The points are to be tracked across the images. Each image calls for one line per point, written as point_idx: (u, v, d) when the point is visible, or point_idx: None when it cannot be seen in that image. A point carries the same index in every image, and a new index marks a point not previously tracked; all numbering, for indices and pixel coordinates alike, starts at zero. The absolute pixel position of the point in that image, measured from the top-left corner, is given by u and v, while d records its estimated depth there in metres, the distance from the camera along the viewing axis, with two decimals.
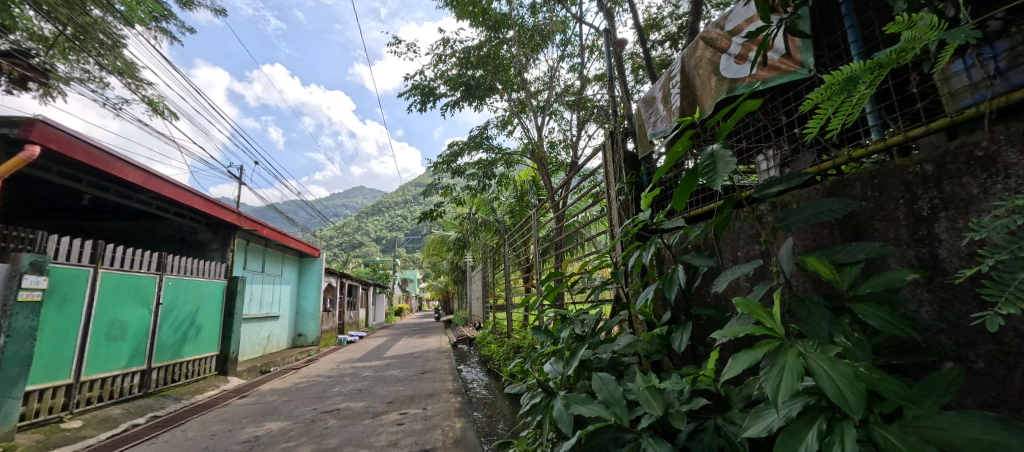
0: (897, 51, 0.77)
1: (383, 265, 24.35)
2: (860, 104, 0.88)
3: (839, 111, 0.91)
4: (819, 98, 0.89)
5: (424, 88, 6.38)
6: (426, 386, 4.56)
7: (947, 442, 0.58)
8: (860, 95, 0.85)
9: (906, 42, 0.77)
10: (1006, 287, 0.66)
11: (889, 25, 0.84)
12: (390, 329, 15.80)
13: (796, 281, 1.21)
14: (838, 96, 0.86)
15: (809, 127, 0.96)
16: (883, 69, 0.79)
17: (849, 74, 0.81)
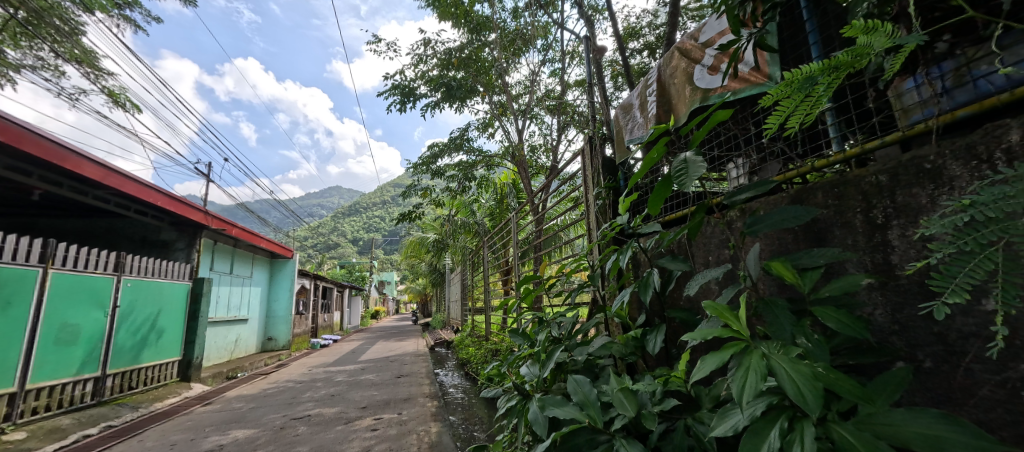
0: (852, 54, 0.82)
1: (359, 267, 23.87)
2: (817, 104, 0.92)
3: (798, 110, 0.94)
4: (778, 97, 0.91)
5: (404, 88, 6.31)
6: (402, 390, 4.49)
7: (898, 437, 0.62)
8: (819, 95, 0.89)
9: (861, 47, 0.82)
10: (954, 279, 0.69)
11: (848, 28, 0.86)
12: (366, 333, 15.46)
13: (763, 285, 1.26)
14: (797, 94, 0.89)
15: (768, 123, 0.98)
16: (839, 71, 0.84)
17: (807, 73, 0.85)
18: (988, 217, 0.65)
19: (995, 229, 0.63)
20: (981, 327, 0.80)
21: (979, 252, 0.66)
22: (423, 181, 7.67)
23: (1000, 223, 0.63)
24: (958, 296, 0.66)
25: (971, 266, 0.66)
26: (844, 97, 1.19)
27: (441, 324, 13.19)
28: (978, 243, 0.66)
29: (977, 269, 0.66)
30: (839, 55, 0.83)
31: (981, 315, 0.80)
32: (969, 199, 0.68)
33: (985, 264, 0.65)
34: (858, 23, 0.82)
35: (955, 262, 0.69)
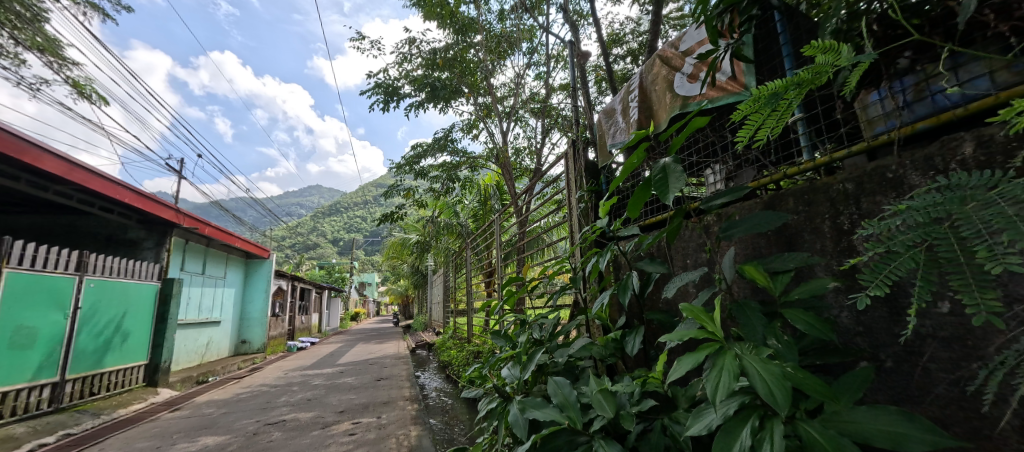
0: (812, 72, 0.85)
1: (340, 267, 23.41)
2: (784, 118, 0.95)
3: (766, 125, 0.97)
4: (748, 111, 0.94)
5: (387, 87, 6.24)
6: (382, 393, 4.42)
7: (860, 434, 0.65)
8: (784, 111, 0.92)
9: (819, 66, 0.85)
10: (876, 273, 0.69)
11: (805, 48, 0.87)
12: (345, 336, 15.17)
13: (737, 288, 1.30)
14: (763, 109, 0.92)
15: (740, 136, 1.00)
16: (802, 88, 0.87)
17: (773, 89, 0.88)
18: (920, 221, 0.65)
19: (920, 233, 0.64)
20: (937, 328, 0.84)
21: (903, 252, 0.66)
22: (406, 181, 7.59)
23: (925, 227, 0.64)
24: (881, 291, 0.67)
25: (895, 264, 0.67)
26: (815, 108, 1.24)
27: (422, 326, 13.06)
28: (904, 244, 0.66)
29: (898, 266, 0.66)
30: (800, 72, 0.86)
31: (938, 317, 0.84)
32: (903, 204, 0.68)
33: (908, 263, 0.66)
34: (817, 43, 0.85)
35: (880, 259, 0.69)
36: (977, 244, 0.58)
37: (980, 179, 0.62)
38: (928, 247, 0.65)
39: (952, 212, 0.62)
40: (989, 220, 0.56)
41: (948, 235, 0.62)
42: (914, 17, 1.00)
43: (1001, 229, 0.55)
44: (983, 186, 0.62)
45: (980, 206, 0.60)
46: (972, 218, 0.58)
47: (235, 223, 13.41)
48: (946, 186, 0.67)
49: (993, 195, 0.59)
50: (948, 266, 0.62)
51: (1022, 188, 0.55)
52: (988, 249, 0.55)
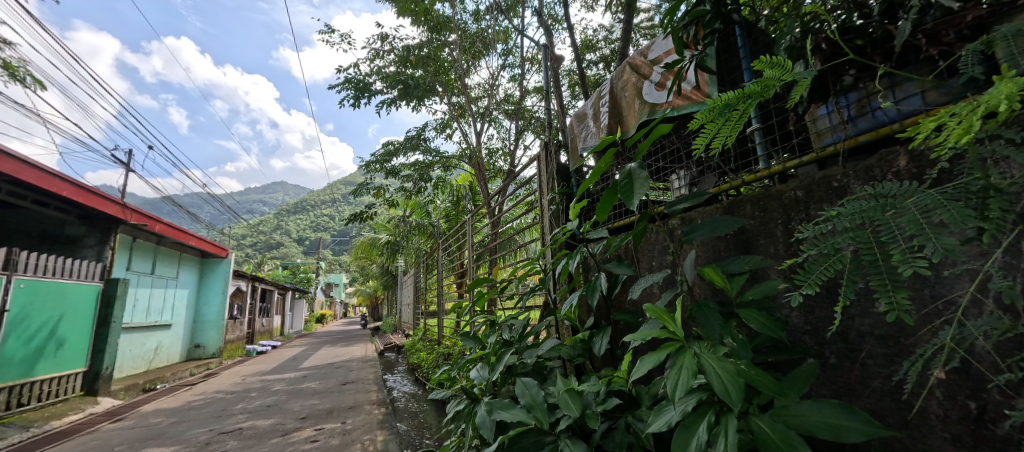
0: (761, 85, 0.90)
1: (305, 268, 22.56)
2: (736, 129, 0.99)
3: (720, 135, 1.01)
4: (703, 120, 0.97)
5: (358, 83, 6.09)
6: (347, 398, 4.29)
7: (806, 427, 0.69)
8: (736, 121, 0.97)
9: (767, 80, 0.89)
10: (807, 274, 0.73)
11: (755, 61, 0.90)
12: (310, 338, 14.62)
13: (699, 289, 1.35)
14: (716, 119, 0.95)
15: (696, 144, 1.04)
16: (751, 99, 0.91)
17: (725, 100, 0.92)
18: (848, 226, 0.69)
19: (848, 236, 0.69)
20: (874, 327, 0.91)
21: (831, 255, 0.71)
22: (376, 180, 7.42)
23: (850, 231, 0.69)
24: (811, 289, 0.71)
25: (824, 266, 0.72)
26: (771, 119, 1.31)
27: (392, 328, 12.78)
28: (833, 247, 0.71)
29: (825, 267, 0.71)
30: (750, 85, 0.90)
31: (875, 317, 0.91)
32: (835, 211, 0.72)
33: (837, 265, 0.70)
34: (767, 58, 0.88)
35: (812, 261, 0.73)
36: (894, 248, 0.63)
37: (898, 188, 0.67)
38: (852, 251, 0.70)
39: (874, 219, 0.67)
40: (906, 228, 0.62)
41: (870, 240, 0.67)
42: (858, 38, 1.10)
43: (916, 236, 0.60)
44: (901, 195, 0.67)
45: (897, 213, 0.65)
46: (893, 224, 0.63)
47: (190, 220, 12.65)
48: (872, 195, 0.72)
49: (908, 203, 0.64)
50: (869, 268, 0.67)
51: (931, 198, 0.61)
52: (902, 253, 0.61)
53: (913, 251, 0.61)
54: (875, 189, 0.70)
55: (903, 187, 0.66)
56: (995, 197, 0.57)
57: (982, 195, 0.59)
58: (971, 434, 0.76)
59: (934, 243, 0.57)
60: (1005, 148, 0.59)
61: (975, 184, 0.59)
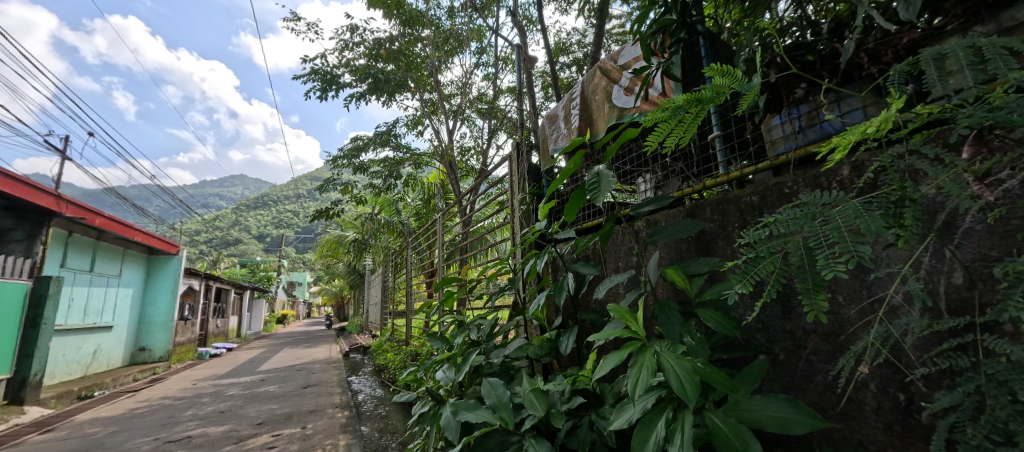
0: (712, 92, 0.94)
1: (265, 266, 21.57)
2: (690, 126, 1.01)
3: (673, 134, 1.03)
4: (659, 127, 1.01)
5: (325, 74, 5.87)
6: (308, 402, 4.13)
7: (756, 421, 0.73)
8: (687, 122, 0.99)
9: (717, 87, 0.94)
10: (741, 274, 0.75)
11: (709, 67, 0.94)
12: (270, 340, 13.98)
13: (661, 289, 1.39)
14: (669, 120, 0.98)
15: (649, 142, 1.05)
16: (703, 104, 0.95)
17: (674, 104, 0.95)
18: (781, 231, 0.73)
19: (782, 242, 0.72)
20: (819, 324, 0.96)
21: (765, 256, 0.73)
22: (343, 176, 7.21)
23: (783, 236, 0.73)
24: (746, 289, 0.73)
25: (759, 266, 0.73)
26: (730, 128, 1.37)
27: (358, 328, 12.46)
28: (766, 249, 0.73)
29: (760, 269, 0.73)
30: (702, 91, 0.94)
31: (819, 316, 0.96)
32: (772, 217, 0.76)
33: (768, 266, 0.72)
34: (716, 66, 0.93)
35: (748, 262, 0.75)
36: (819, 254, 0.67)
37: (826, 199, 0.71)
38: (780, 254, 0.73)
39: (805, 226, 0.71)
40: (832, 236, 0.66)
41: (800, 245, 0.71)
42: (808, 54, 1.18)
43: (840, 244, 0.65)
44: (830, 203, 0.71)
45: (824, 221, 0.69)
46: (821, 232, 0.68)
47: (137, 214, 11.81)
48: (806, 204, 0.76)
49: (834, 213, 0.68)
50: (797, 271, 0.72)
51: (851, 209, 0.66)
52: (825, 259, 0.66)
53: (834, 257, 0.66)
54: (808, 199, 0.74)
55: (832, 196, 0.71)
56: (911, 208, 0.63)
57: (900, 205, 0.64)
58: (900, 423, 0.82)
59: (857, 250, 0.62)
60: (925, 163, 0.65)
61: (894, 196, 0.65)
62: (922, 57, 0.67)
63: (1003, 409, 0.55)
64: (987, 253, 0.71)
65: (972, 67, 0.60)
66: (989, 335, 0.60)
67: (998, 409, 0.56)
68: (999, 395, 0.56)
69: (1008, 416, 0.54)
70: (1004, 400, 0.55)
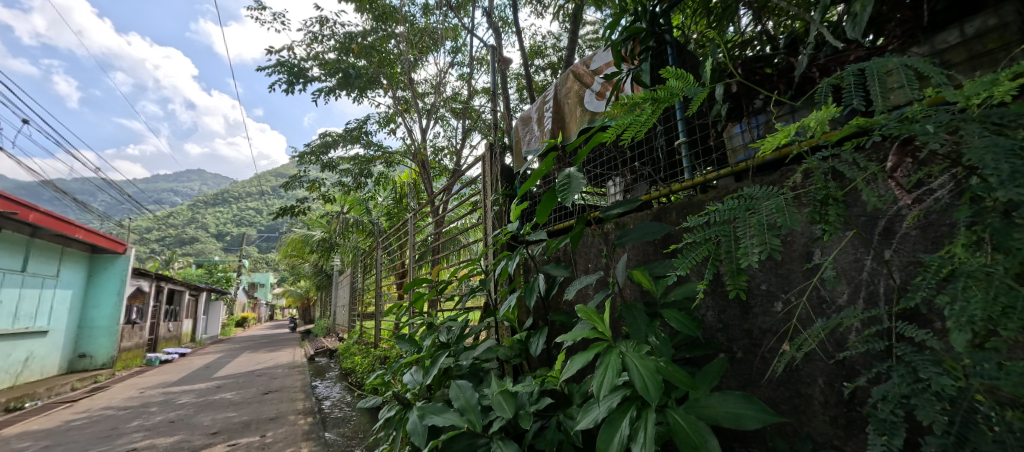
0: (669, 92, 0.96)
1: (224, 266, 20.50)
2: (648, 126, 1.02)
3: (634, 134, 1.04)
4: (619, 129, 1.02)
5: (292, 67, 5.65)
6: (268, 408, 3.96)
7: (714, 417, 0.76)
8: (645, 125, 1.01)
9: (669, 88, 0.96)
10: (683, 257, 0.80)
11: (664, 69, 0.97)
12: (228, 344, 13.28)
13: (629, 291, 1.41)
14: (628, 120, 0.99)
15: (606, 139, 1.06)
16: (658, 104, 0.97)
17: (632, 101, 0.97)
18: (719, 219, 0.75)
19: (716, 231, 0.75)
20: (773, 323, 1.01)
21: (702, 242, 0.78)
22: (310, 173, 6.96)
23: (719, 226, 0.76)
24: (683, 270, 0.78)
25: (696, 252, 0.78)
26: (694, 135, 1.42)
27: (324, 331, 12.06)
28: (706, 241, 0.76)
29: (697, 252, 0.78)
30: (658, 89, 0.95)
31: (774, 315, 1.01)
32: (713, 207, 0.78)
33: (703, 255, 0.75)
34: (672, 68, 0.95)
35: (689, 249, 0.80)
36: (746, 243, 0.71)
37: (762, 192, 0.73)
38: (718, 244, 0.77)
39: (737, 217, 0.73)
40: (753, 228, 0.70)
41: (731, 235, 0.74)
42: (766, 67, 1.24)
43: (758, 236, 0.69)
44: (762, 196, 0.73)
45: (753, 214, 0.72)
46: (747, 224, 0.71)
47: (80, 210, 10.93)
48: (744, 197, 0.78)
49: (763, 205, 0.71)
50: (725, 259, 0.75)
51: (776, 202, 0.69)
52: (749, 251, 0.69)
53: (757, 246, 0.69)
54: (744, 192, 0.76)
55: (764, 191, 0.73)
56: (832, 206, 0.67)
57: (824, 204, 0.68)
58: (844, 415, 0.88)
59: (772, 242, 0.67)
60: (844, 166, 0.69)
61: (818, 194, 0.68)
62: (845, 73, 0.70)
63: (905, 386, 0.58)
64: (918, 257, 0.77)
65: (897, 87, 0.64)
66: (902, 323, 0.65)
67: (904, 387, 0.58)
68: (906, 374, 0.59)
69: (912, 392, 0.57)
70: (908, 378, 0.58)
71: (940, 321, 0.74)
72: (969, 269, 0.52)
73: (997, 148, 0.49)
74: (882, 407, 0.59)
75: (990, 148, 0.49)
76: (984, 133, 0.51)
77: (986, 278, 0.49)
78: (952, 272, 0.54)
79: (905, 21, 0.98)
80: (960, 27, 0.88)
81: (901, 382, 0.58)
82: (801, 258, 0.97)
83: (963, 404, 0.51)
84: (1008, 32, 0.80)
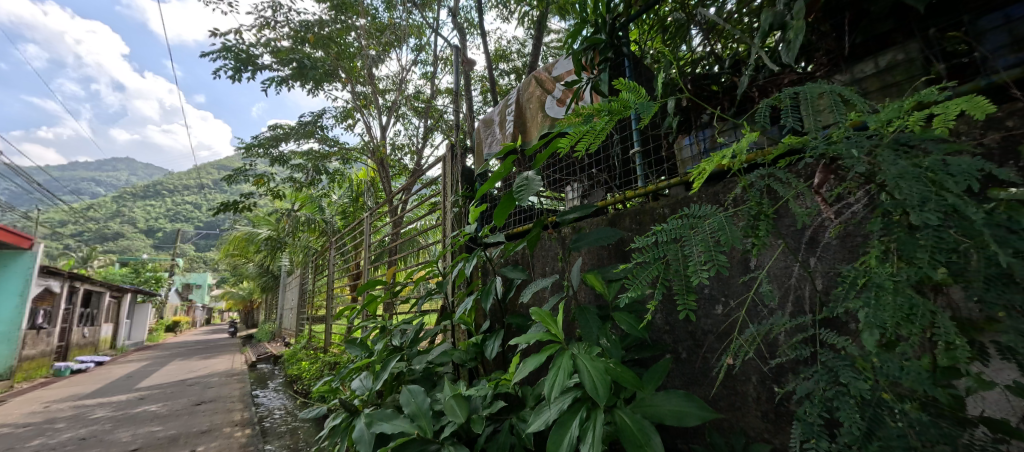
0: (619, 105, 0.99)
1: (154, 266, 18.72)
2: (601, 137, 1.04)
3: (588, 145, 1.06)
4: (574, 137, 1.03)
5: (239, 53, 5.29)
6: (201, 421, 3.65)
7: (659, 416, 0.79)
8: (596, 137, 1.04)
9: (622, 100, 0.98)
10: (634, 280, 0.79)
11: (617, 81, 0.99)
12: (156, 351, 12.11)
13: (583, 294, 1.44)
14: (582, 130, 1.01)
15: (562, 149, 1.07)
16: (611, 116, 0.99)
17: (587, 114, 0.98)
18: (665, 240, 0.77)
19: (665, 247, 0.76)
20: (715, 325, 1.07)
21: (651, 262, 0.78)
22: (257, 166, 6.56)
23: (667, 245, 0.77)
24: (636, 291, 0.77)
25: (646, 271, 0.79)
26: (647, 145, 1.48)
27: (269, 336, 11.32)
28: (654, 257, 0.77)
29: (647, 273, 0.78)
30: (609, 102, 0.97)
31: (715, 317, 1.07)
32: (659, 226, 0.79)
33: (652, 271, 0.77)
34: (625, 81, 0.98)
35: (640, 267, 0.80)
36: (691, 257, 0.73)
37: (707, 209, 0.76)
38: (666, 259, 0.79)
39: (683, 233, 0.76)
40: (700, 245, 0.72)
41: (678, 252, 0.76)
42: (713, 84, 1.33)
43: (705, 253, 0.72)
44: (707, 213, 0.76)
45: (697, 231, 0.75)
46: (693, 242, 0.73)
47: None
48: (687, 215, 0.81)
49: (706, 223, 0.74)
50: (675, 276, 0.76)
51: (718, 221, 0.72)
52: (695, 266, 0.71)
53: (702, 263, 0.71)
54: (689, 210, 0.79)
55: (707, 209, 0.76)
56: (764, 221, 0.71)
57: (757, 219, 0.73)
58: (773, 411, 0.94)
59: (719, 259, 0.70)
60: (776, 182, 0.74)
61: (752, 209, 0.73)
62: (782, 95, 0.75)
63: (827, 387, 0.61)
64: (836, 265, 0.86)
65: (821, 112, 0.70)
66: (824, 330, 0.69)
67: (825, 389, 0.62)
68: (826, 377, 0.62)
69: (832, 395, 0.60)
70: (827, 379, 0.62)
71: (854, 324, 0.82)
72: (881, 280, 0.56)
73: (909, 172, 0.54)
74: (812, 411, 0.61)
75: (899, 174, 0.55)
76: (897, 159, 0.56)
77: (894, 288, 0.55)
78: (868, 282, 0.58)
79: (831, 51, 1.09)
80: (874, 59, 0.98)
81: (821, 384, 0.61)
82: (740, 265, 1.04)
83: (873, 401, 0.56)
84: (912, 67, 0.91)
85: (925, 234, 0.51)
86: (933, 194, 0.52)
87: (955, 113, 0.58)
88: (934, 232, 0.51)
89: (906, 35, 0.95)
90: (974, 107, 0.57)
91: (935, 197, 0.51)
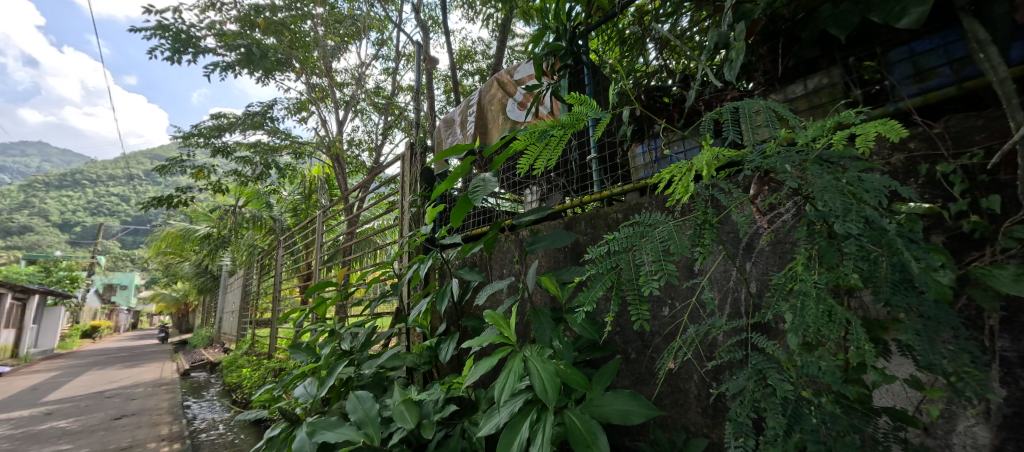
0: (572, 118, 0.99)
1: (69, 265, 16.75)
2: (555, 150, 1.06)
3: (542, 157, 1.07)
4: (528, 145, 1.03)
5: (177, 32, 4.87)
6: (122, 436, 3.30)
7: (608, 416, 0.81)
8: (549, 148, 1.05)
9: (576, 113, 0.99)
10: (590, 289, 0.81)
11: (569, 94, 1.01)
12: (67, 360, 10.80)
13: (539, 296, 1.46)
14: (537, 141, 1.02)
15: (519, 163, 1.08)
16: (565, 128, 1.01)
17: (541, 126, 0.99)
18: (618, 248, 0.79)
19: (617, 257, 0.78)
20: (661, 326, 1.12)
21: (604, 271, 0.80)
22: (196, 157, 6.07)
23: (619, 254, 0.79)
24: (587, 298, 0.78)
25: (599, 281, 0.80)
26: (602, 152, 1.53)
27: (206, 341, 10.46)
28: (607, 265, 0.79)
29: (602, 282, 0.80)
30: (562, 115, 0.99)
31: (661, 319, 1.12)
32: (611, 235, 0.81)
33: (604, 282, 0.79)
34: (574, 93, 0.99)
35: (593, 278, 0.82)
36: (642, 268, 0.75)
37: (657, 218, 0.79)
38: (619, 270, 0.81)
39: (634, 242, 0.78)
40: (650, 253, 0.74)
41: (630, 261, 0.78)
42: (664, 96, 1.39)
43: (655, 261, 0.73)
44: (657, 221, 0.79)
45: (646, 240, 0.77)
46: (644, 250, 0.75)
47: None
48: (637, 223, 0.84)
49: (655, 233, 0.76)
50: (627, 284, 0.79)
51: (667, 231, 0.75)
52: (647, 275, 0.73)
53: (653, 273, 0.73)
54: (640, 217, 0.81)
55: (657, 217, 0.79)
56: (708, 230, 0.75)
57: (702, 227, 0.77)
58: (711, 406, 1.00)
59: (667, 266, 0.71)
60: (718, 193, 0.78)
61: (697, 219, 0.76)
62: (725, 110, 0.79)
63: (757, 389, 0.64)
64: (769, 269, 0.92)
65: (758, 127, 0.75)
66: (756, 333, 0.74)
67: (754, 390, 0.65)
68: (756, 377, 0.66)
69: (761, 395, 0.63)
70: (756, 380, 0.66)
71: (783, 324, 0.89)
72: (806, 287, 0.60)
73: (833, 188, 0.58)
74: (742, 411, 0.65)
75: (825, 189, 0.59)
76: (822, 175, 0.61)
77: (816, 293, 0.59)
78: (796, 286, 0.62)
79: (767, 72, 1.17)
80: (803, 81, 1.06)
81: (752, 384, 0.65)
82: (685, 270, 1.10)
83: (795, 398, 0.60)
84: (835, 90, 1.00)
85: (847, 245, 0.56)
86: (854, 206, 0.56)
87: (872, 134, 0.65)
88: (853, 243, 0.55)
89: (830, 61, 1.05)
90: (888, 130, 0.63)
91: (855, 208, 0.55)
